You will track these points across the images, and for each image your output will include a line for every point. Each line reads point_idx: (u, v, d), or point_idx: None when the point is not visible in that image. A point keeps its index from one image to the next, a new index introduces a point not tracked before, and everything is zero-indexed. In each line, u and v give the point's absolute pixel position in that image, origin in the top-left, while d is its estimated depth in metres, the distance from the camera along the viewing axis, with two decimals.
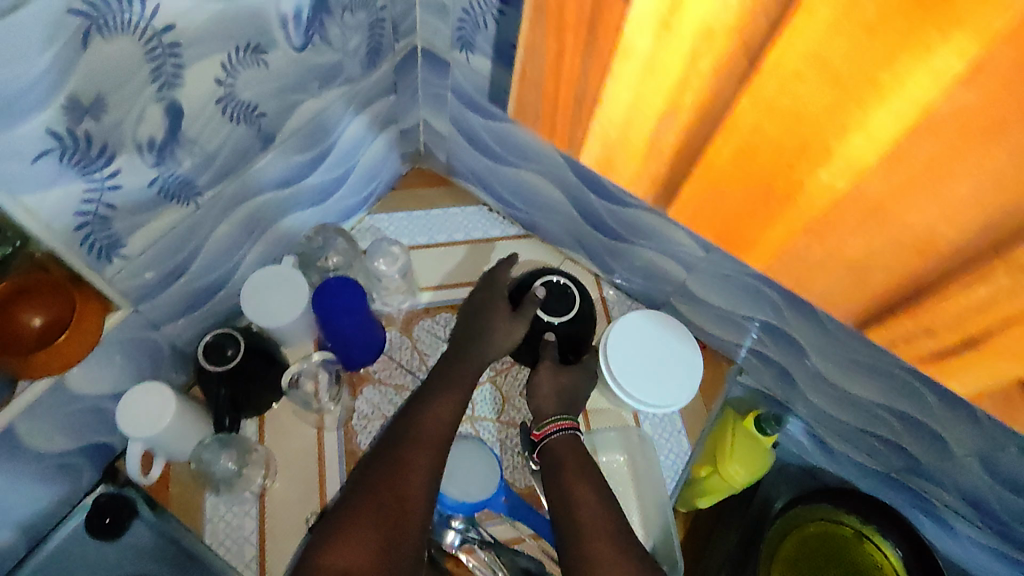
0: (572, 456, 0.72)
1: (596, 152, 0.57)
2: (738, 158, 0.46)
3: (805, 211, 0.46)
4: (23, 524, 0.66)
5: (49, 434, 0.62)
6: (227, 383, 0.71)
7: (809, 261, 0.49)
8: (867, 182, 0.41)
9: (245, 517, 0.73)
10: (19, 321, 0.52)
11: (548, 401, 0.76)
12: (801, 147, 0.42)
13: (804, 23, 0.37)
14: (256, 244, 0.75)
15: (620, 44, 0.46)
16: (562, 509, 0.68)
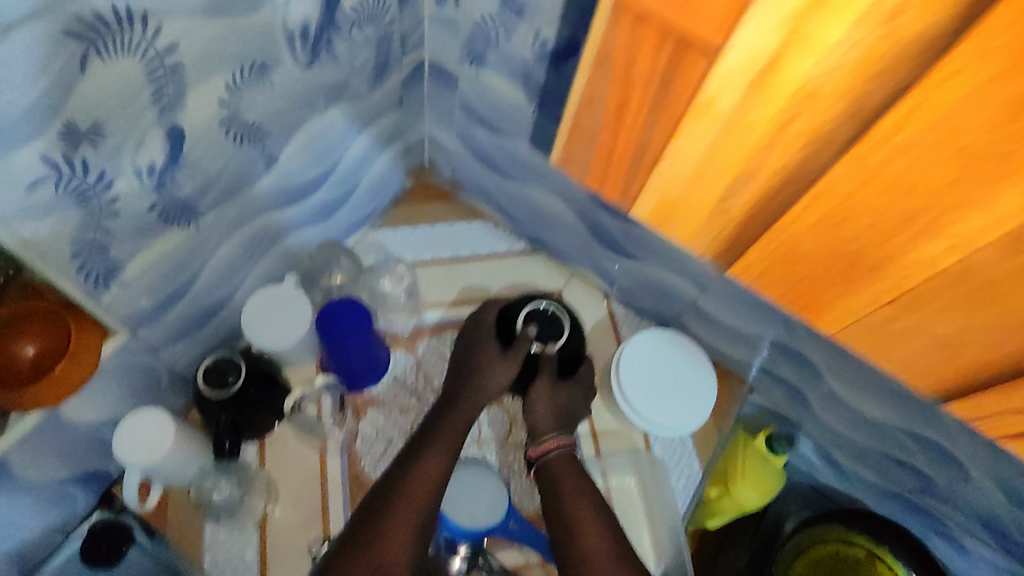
0: (572, 473, 0.69)
1: (649, 208, 0.46)
2: (835, 227, 0.36)
3: (892, 284, 0.37)
4: (14, 556, 0.63)
5: (42, 466, 0.59)
6: (229, 408, 0.68)
7: (903, 342, 0.40)
8: (994, 260, 0.32)
9: (245, 544, 0.70)
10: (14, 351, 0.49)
11: (547, 418, 0.72)
12: (901, 223, 0.33)
13: (954, 82, 0.28)
14: (258, 264, 0.72)
15: (698, 100, 0.36)
16: (563, 531, 0.66)
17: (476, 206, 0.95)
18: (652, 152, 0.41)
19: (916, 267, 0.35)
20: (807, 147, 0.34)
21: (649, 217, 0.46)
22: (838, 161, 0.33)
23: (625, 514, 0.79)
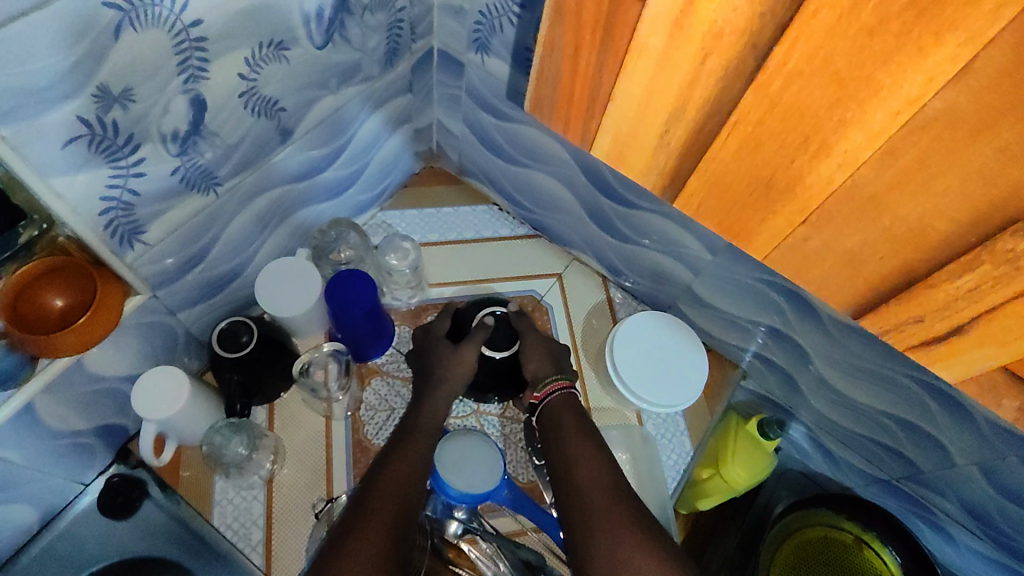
0: (572, 417, 0.71)
1: (607, 148, 0.51)
2: (737, 156, 0.41)
3: (799, 207, 0.41)
4: (39, 500, 0.67)
5: (66, 413, 0.63)
6: (240, 369, 0.72)
7: (807, 258, 0.44)
8: (863, 176, 0.36)
9: (252, 501, 0.74)
10: (42, 302, 0.54)
11: (543, 365, 0.76)
12: (804, 141, 0.37)
13: (805, 24, 0.33)
14: (271, 236, 0.77)
15: (634, 44, 0.41)
16: (563, 471, 0.65)
17: (481, 192, 0.99)
18: (604, 90, 0.47)
19: (817, 185, 0.39)
20: (715, 84, 0.39)
21: (607, 156, 0.51)
22: (743, 92, 0.38)
23: None
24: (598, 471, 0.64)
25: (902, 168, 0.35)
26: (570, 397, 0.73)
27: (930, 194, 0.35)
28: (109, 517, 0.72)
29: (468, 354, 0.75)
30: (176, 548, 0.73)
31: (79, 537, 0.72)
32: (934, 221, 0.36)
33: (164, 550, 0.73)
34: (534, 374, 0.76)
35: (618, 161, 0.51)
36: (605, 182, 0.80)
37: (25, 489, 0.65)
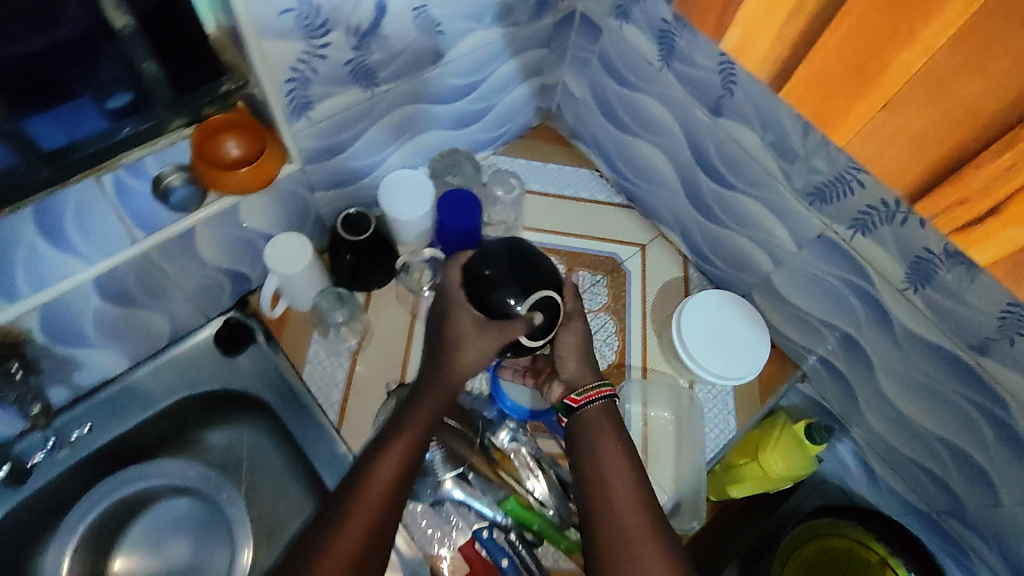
0: (602, 434, 0.71)
1: (734, 41, 0.65)
2: (840, 48, 0.55)
3: (882, 91, 0.54)
4: (176, 320, 0.80)
5: (213, 248, 0.75)
6: (354, 250, 0.82)
7: (880, 139, 0.58)
8: (937, 57, 0.49)
9: (338, 367, 0.84)
10: (223, 149, 0.67)
11: (582, 372, 0.75)
12: (895, 26, 0.50)
13: None
14: (401, 148, 0.86)
15: None
16: (596, 492, 0.67)
17: (587, 156, 1.05)
18: None
19: (899, 71, 0.52)
20: None
21: (733, 45, 0.65)
22: None
23: (655, 443, 0.86)
24: (634, 507, 0.65)
25: (969, 49, 0.47)
26: (613, 410, 0.73)
27: (994, 71, 0.47)
28: (219, 353, 0.84)
29: (491, 343, 0.66)
30: (269, 391, 0.84)
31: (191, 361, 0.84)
32: (992, 99, 0.48)
33: (259, 391, 0.84)
34: (572, 375, 0.76)
35: (741, 51, 0.65)
36: (708, 161, 0.85)
37: (169, 304, 0.78)
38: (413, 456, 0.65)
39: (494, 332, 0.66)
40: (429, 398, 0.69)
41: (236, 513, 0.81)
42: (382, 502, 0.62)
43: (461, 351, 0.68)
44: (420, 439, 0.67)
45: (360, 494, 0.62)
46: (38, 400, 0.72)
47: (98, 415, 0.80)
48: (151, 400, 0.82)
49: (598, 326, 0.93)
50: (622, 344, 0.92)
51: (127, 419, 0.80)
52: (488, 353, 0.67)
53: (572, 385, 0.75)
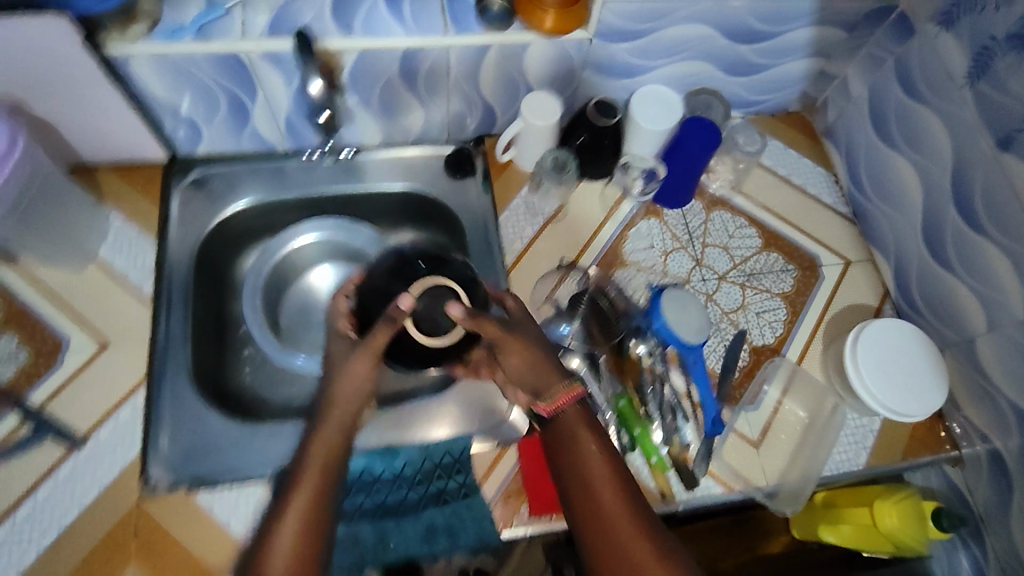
0: (582, 437, 0.63)
1: None
2: None
3: None
4: (428, 127, 0.93)
5: (488, 77, 0.85)
6: (590, 132, 0.87)
7: None
8: None
9: (527, 227, 0.91)
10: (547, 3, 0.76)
11: (547, 375, 0.66)
12: None
13: None
14: (669, 68, 0.91)
15: None
16: (585, 501, 0.60)
17: (831, 159, 1.04)
18: None
19: None
20: None
21: None
22: None
23: (776, 433, 0.81)
24: (629, 519, 0.58)
25: None
26: (584, 412, 0.65)
27: None
28: (443, 170, 0.95)
29: (363, 363, 0.62)
30: (464, 220, 0.92)
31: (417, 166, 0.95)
32: None
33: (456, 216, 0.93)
34: (539, 382, 0.65)
35: None
36: (968, 194, 0.80)
37: (432, 110, 0.90)
38: (313, 508, 0.56)
39: (358, 350, 0.63)
40: (317, 440, 0.60)
41: None
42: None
43: (338, 382, 0.62)
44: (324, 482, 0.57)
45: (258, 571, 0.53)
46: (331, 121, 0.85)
47: (353, 167, 0.93)
48: (396, 180, 0.94)
49: (770, 308, 0.89)
50: (785, 333, 0.87)
51: (371, 183, 0.93)
52: (363, 377, 0.62)
53: (537, 392, 0.66)
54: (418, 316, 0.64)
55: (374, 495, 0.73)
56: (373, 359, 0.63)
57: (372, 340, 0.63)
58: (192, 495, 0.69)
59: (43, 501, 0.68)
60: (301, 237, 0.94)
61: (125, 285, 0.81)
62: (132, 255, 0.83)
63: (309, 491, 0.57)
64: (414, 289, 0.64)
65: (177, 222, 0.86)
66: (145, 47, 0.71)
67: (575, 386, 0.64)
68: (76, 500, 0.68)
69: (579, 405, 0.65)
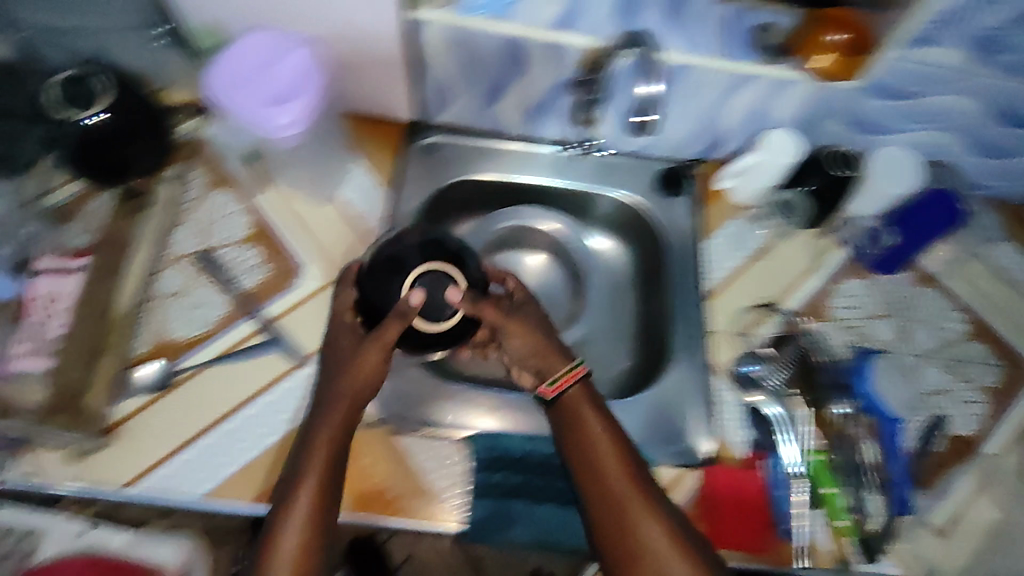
0: (587, 412, 0.70)
1: None
2: None
3: None
4: (656, 141, 0.94)
5: (735, 107, 0.85)
6: (823, 178, 0.85)
7: None
8: None
9: (730, 258, 0.89)
10: (828, 44, 0.76)
11: (552, 356, 0.74)
12: None
13: None
14: (915, 132, 0.87)
15: None
16: (594, 474, 0.67)
17: None
18: None
19: None
20: None
21: None
22: None
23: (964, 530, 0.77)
24: (629, 486, 0.65)
25: None
26: (588, 394, 0.72)
27: None
28: (655, 184, 0.95)
29: (375, 354, 0.68)
30: (665, 238, 0.92)
31: (629, 173, 0.96)
32: None
33: (660, 233, 0.93)
34: (546, 364, 0.73)
35: None
36: None
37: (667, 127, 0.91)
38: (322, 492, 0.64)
39: (371, 341, 0.68)
40: (322, 430, 0.67)
41: (591, 297, 0.97)
42: (302, 547, 0.62)
43: (349, 371, 0.69)
44: (330, 461, 0.66)
45: (276, 539, 0.62)
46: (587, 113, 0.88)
47: (575, 164, 0.96)
48: (613, 184, 0.95)
49: (972, 398, 0.84)
50: (985, 429, 0.83)
51: (590, 183, 0.96)
52: (377, 366, 0.69)
53: (541, 373, 0.74)
54: (428, 303, 0.68)
55: (552, 481, 0.76)
56: (388, 349, 0.69)
57: (385, 334, 0.68)
58: (394, 436, 0.75)
59: (266, 407, 0.74)
60: (535, 215, 1.01)
61: (357, 228, 0.86)
62: (367, 201, 0.88)
63: (320, 470, 0.65)
64: (418, 271, 0.69)
65: (408, 180, 0.91)
66: (448, 16, 0.75)
67: (578, 367, 0.72)
68: (295, 412, 0.74)
69: (582, 388, 0.72)
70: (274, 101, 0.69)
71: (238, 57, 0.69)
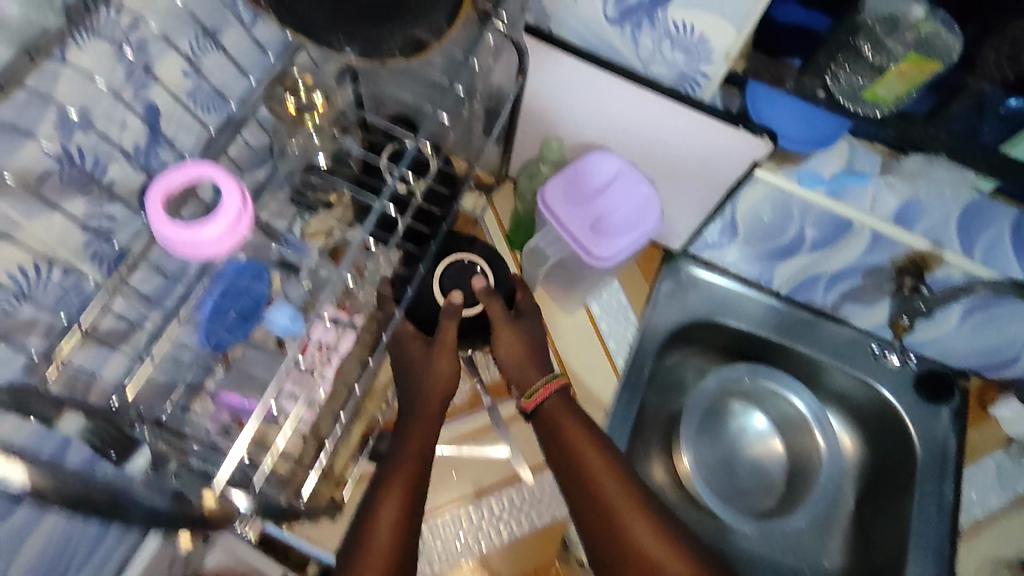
0: (573, 425, 0.68)
1: None
2: None
3: None
4: (934, 345, 0.86)
5: None
6: None
7: None
8: None
9: (988, 498, 0.83)
10: None
11: (530, 368, 0.72)
12: None
13: None
14: None
15: None
16: (586, 486, 0.66)
17: None
18: None
19: None
20: None
21: None
22: None
23: None
24: (614, 480, 0.66)
25: None
26: (566, 401, 0.70)
27: None
28: (915, 388, 0.87)
29: (448, 365, 0.68)
30: (923, 454, 0.84)
31: (892, 368, 0.88)
32: None
33: (920, 448, 0.84)
34: (525, 376, 0.72)
35: None
36: None
37: (955, 339, 0.83)
38: (409, 499, 0.60)
39: (436, 349, 0.68)
40: (410, 440, 0.64)
41: (829, 489, 0.90)
42: (396, 534, 0.58)
43: (427, 382, 0.68)
44: (414, 465, 0.62)
45: (372, 532, 0.58)
46: (901, 317, 0.79)
47: (824, 332, 0.90)
48: (861, 370, 0.88)
49: None
50: None
51: (836, 359, 0.89)
52: (451, 374, 0.69)
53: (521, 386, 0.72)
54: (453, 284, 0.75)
55: None
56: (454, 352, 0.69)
57: (443, 339, 0.68)
58: None
59: (484, 513, 0.75)
60: (795, 401, 0.92)
61: (601, 345, 0.86)
62: (616, 320, 0.88)
63: (410, 470, 0.62)
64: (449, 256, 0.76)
65: (657, 310, 0.89)
66: (781, 179, 0.73)
67: (557, 377, 0.70)
68: (516, 523, 0.76)
69: (559, 397, 0.70)
70: (588, 229, 0.72)
71: (582, 169, 0.73)
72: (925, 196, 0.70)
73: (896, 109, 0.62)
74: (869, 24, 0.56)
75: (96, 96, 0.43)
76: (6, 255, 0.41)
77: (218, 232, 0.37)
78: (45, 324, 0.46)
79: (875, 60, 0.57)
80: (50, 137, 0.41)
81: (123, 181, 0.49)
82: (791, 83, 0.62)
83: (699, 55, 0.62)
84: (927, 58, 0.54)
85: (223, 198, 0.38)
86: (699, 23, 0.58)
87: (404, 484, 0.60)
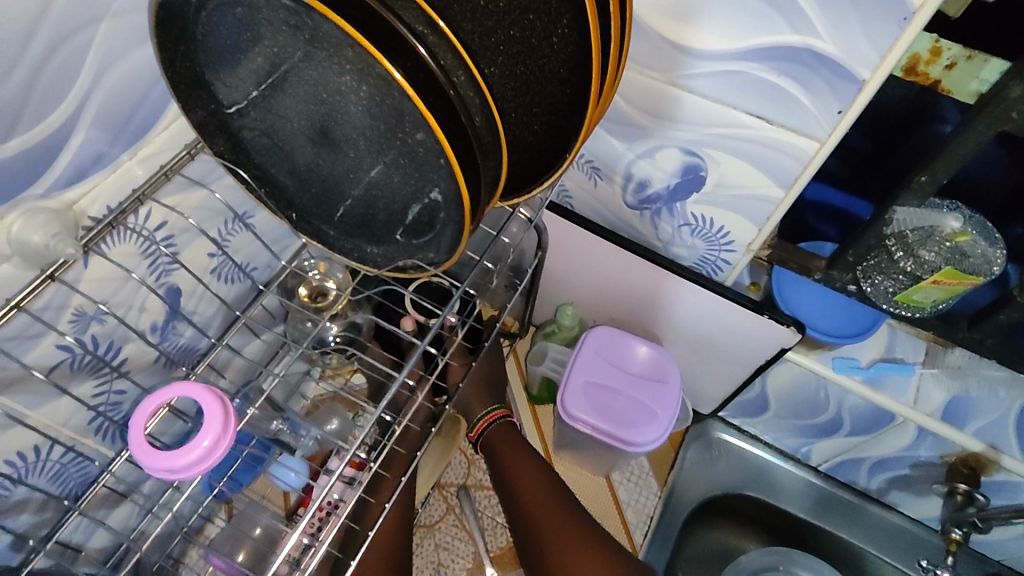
0: (503, 447, 0.70)
1: None
2: None
3: None
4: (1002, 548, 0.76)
5: None
6: None
7: None
8: None
9: None
10: None
11: (475, 400, 0.74)
12: None
13: None
14: None
15: None
16: (526, 519, 0.68)
17: None
18: None
19: None
20: None
21: None
22: None
23: None
24: (553, 509, 0.67)
25: None
26: (509, 428, 0.72)
27: None
28: None
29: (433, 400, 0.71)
30: None
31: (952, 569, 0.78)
32: None
33: None
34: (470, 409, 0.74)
35: None
36: None
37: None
38: (400, 517, 0.63)
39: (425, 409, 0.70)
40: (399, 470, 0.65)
41: None
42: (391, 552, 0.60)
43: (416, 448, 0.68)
44: (407, 498, 0.64)
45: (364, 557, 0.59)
46: (954, 530, 0.71)
47: (868, 518, 0.82)
48: (912, 567, 0.79)
49: None
50: None
51: (884, 551, 0.80)
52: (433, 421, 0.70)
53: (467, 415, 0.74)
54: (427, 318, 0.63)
55: None
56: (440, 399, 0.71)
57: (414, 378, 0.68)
58: None
59: None
60: None
61: (619, 517, 0.80)
62: (637, 491, 0.81)
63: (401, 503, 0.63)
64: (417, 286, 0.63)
65: (682, 476, 0.83)
66: (813, 363, 0.68)
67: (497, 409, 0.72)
68: None
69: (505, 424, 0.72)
70: (581, 385, 0.68)
71: (621, 340, 0.70)
72: (965, 389, 0.65)
73: (939, 308, 0.58)
74: (901, 231, 0.54)
75: (119, 288, 0.45)
76: (9, 443, 0.42)
77: (198, 458, 0.36)
78: (40, 500, 0.47)
79: (910, 267, 0.54)
80: (65, 332, 0.42)
81: (136, 358, 0.50)
82: (819, 275, 0.59)
83: (720, 244, 0.61)
84: (967, 273, 0.51)
85: (206, 419, 0.37)
86: (720, 218, 0.58)
87: (399, 507, 0.63)
